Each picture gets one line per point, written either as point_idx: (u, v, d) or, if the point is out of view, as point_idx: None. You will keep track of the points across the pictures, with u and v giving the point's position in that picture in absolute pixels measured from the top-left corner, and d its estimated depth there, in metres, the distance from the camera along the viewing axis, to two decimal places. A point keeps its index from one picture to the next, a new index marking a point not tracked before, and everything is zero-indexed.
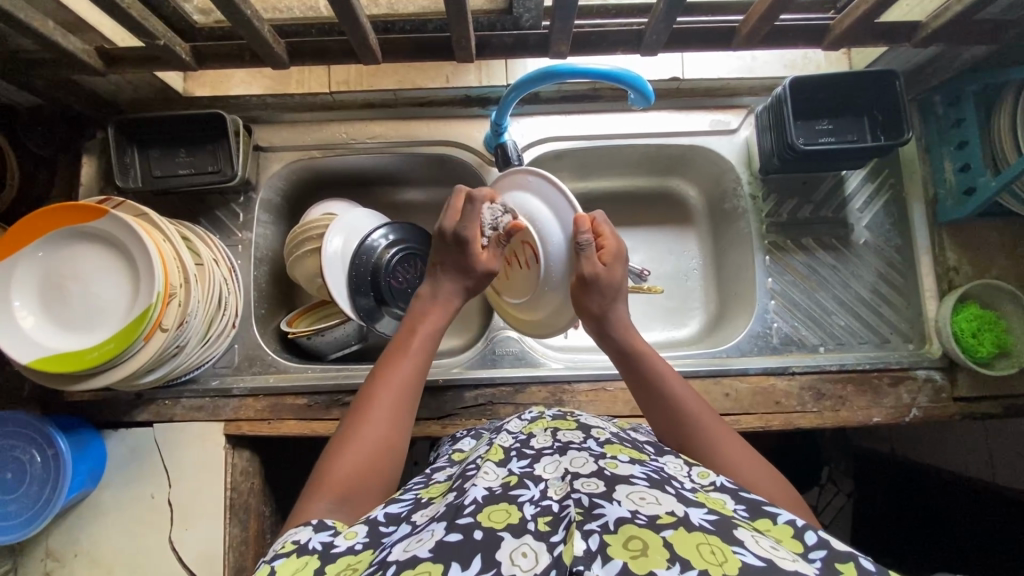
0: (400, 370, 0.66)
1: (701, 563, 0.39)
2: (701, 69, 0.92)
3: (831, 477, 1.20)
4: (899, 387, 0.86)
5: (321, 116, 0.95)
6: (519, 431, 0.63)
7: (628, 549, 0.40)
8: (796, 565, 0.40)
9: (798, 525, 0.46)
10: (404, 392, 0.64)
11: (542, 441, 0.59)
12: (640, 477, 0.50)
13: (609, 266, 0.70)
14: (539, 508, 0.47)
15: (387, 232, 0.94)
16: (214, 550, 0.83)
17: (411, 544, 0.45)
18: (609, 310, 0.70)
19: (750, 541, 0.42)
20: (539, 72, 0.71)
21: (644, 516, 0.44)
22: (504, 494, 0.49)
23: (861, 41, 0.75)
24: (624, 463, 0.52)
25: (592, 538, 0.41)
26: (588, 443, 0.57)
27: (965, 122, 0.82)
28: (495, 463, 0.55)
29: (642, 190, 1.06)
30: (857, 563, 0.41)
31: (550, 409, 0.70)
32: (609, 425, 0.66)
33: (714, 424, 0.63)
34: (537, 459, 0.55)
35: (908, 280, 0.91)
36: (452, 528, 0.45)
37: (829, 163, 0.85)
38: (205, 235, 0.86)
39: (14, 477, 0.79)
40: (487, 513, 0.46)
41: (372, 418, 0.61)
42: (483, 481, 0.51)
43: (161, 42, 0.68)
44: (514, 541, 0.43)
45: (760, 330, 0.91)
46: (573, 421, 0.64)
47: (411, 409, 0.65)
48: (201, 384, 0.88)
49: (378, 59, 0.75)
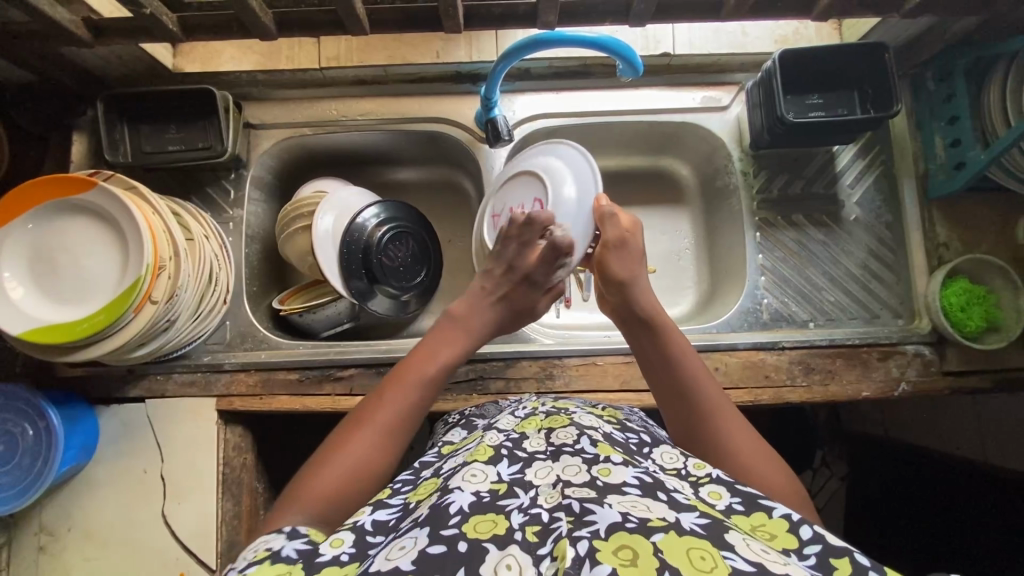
0: (409, 392, 0.65)
1: (690, 570, 0.39)
2: (692, 44, 0.91)
3: (824, 462, 1.21)
4: (888, 361, 0.87)
5: (312, 93, 0.94)
6: (510, 430, 0.62)
7: (619, 557, 0.40)
8: (786, 567, 0.40)
9: (793, 518, 0.46)
10: (404, 415, 0.63)
11: (535, 445, 0.58)
12: (632, 484, 0.49)
13: (631, 233, 0.76)
14: (527, 516, 0.46)
15: (377, 212, 0.93)
16: (207, 524, 0.83)
17: (394, 552, 0.44)
18: (636, 275, 0.74)
19: (742, 545, 0.42)
20: (530, 40, 0.71)
21: (635, 519, 0.43)
22: (493, 504, 0.48)
23: (849, 10, 0.74)
24: (616, 466, 0.51)
25: (581, 544, 0.41)
26: (582, 444, 0.56)
27: (956, 96, 0.82)
28: (484, 463, 0.54)
29: (635, 169, 1.06)
30: (851, 558, 0.42)
31: (543, 404, 0.70)
32: (604, 423, 0.64)
33: (725, 408, 0.63)
34: (527, 464, 0.54)
35: (899, 256, 0.91)
36: (435, 539, 0.44)
37: (819, 136, 0.85)
38: (196, 211, 0.85)
39: (6, 450, 0.79)
40: (473, 524, 0.45)
41: (367, 433, 0.61)
42: (469, 485, 0.50)
43: (148, 11, 0.68)
44: (499, 552, 0.42)
45: (750, 306, 0.91)
46: (566, 418, 0.63)
47: (403, 438, 0.63)
48: (192, 360, 0.88)
49: (366, 30, 0.74)
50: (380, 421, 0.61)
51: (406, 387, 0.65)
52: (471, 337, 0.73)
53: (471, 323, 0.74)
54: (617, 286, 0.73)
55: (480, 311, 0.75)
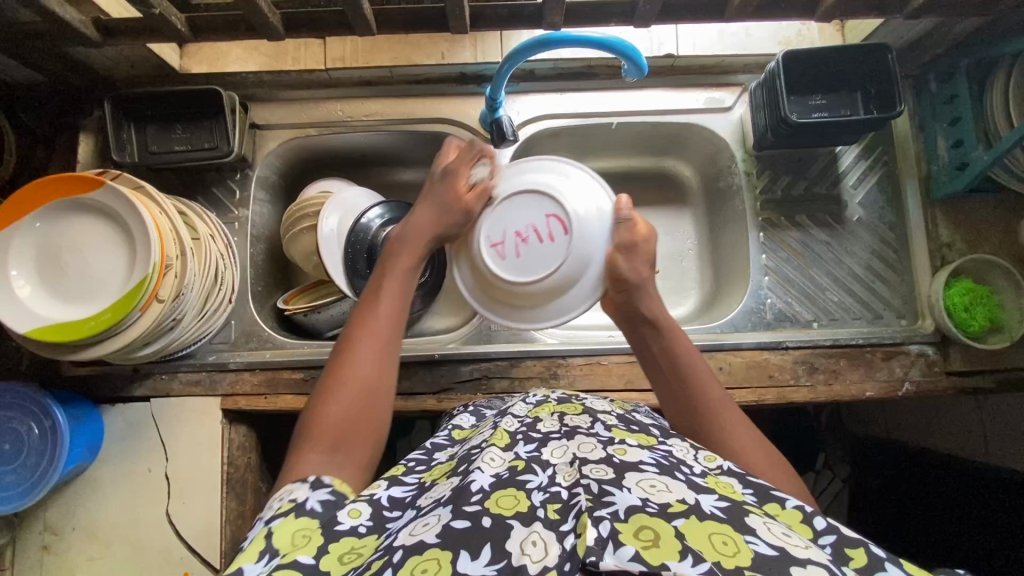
0: (377, 314, 0.66)
1: (713, 554, 0.39)
2: (696, 44, 0.91)
3: (827, 464, 1.23)
4: (892, 361, 0.87)
5: (318, 94, 0.95)
6: (524, 414, 0.63)
7: (640, 538, 0.39)
8: (808, 551, 0.40)
9: (806, 509, 0.47)
10: (382, 337, 0.65)
11: (549, 426, 0.59)
12: (648, 464, 0.50)
13: (644, 241, 0.70)
14: (548, 494, 0.47)
15: (382, 212, 0.94)
16: (212, 523, 0.84)
17: (416, 529, 0.45)
18: (644, 278, 0.70)
19: (762, 529, 0.42)
20: (536, 40, 0.71)
21: (655, 504, 0.43)
22: (512, 480, 0.48)
23: (853, 11, 0.75)
24: (632, 448, 0.53)
25: (603, 525, 0.41)
26: (595, 429, 0.57)
27: (958, 97, 0.83)
28: (501, 448, 0.54)
29: (638, 170, 1.07)
30: (867, 549, 0.42)
31: (553, 392, 0.70)
32: (613, 407, 0.67)
33: (726, 406, 0.64)
34: (543, 444, 0.55)
35: (902, 256, 0.91)
36: (458, 514, 0.44)
37: (824, 137, 0.85)
38: (201, 210, 0.86)
39: (12, 448, 0.79)
40: (495, 499, 0.46)
41: (355, 364, 0.62)
42: (489, 466, 0.50)
43: (157, 11, 0.68)
44: (524, 528, 0.42)
45: (753, 306, 0.91)
46: (578, 405, 0.64)
47: (392, 352, 0.65)
48: (197, 359, 0.88)
49: (373, 31, 0.75)
50: (359, 349, 0.64)
51: (375, 311, 0.66)
52: (426, 245, 0.72)
53: (423, 236, 0.72)
54: (622, 286, 0.69)
55: (426, 220, 0.71)
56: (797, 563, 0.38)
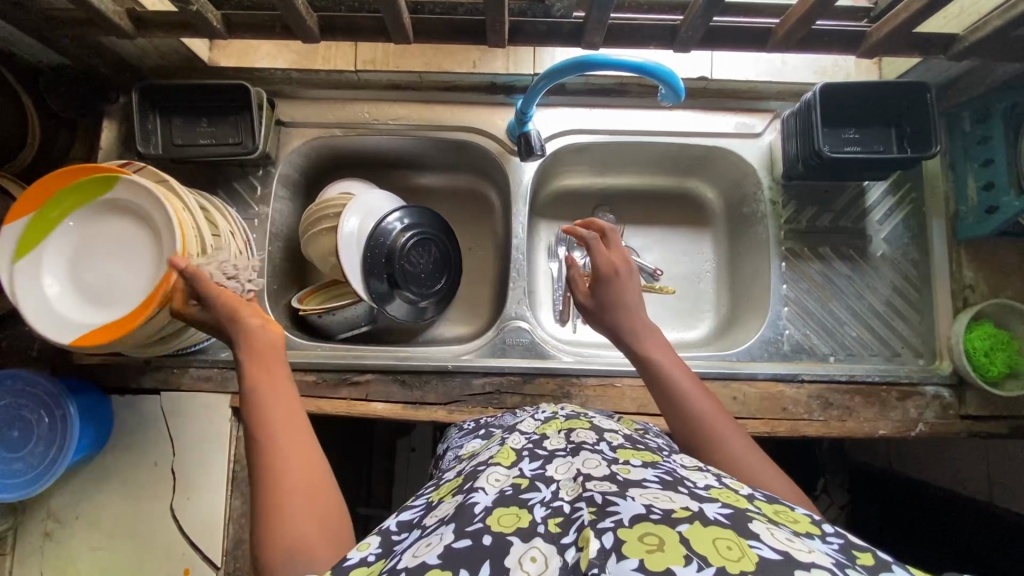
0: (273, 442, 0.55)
1: (718, 559, 0.37)
2: (729, 70, 0.91)
3: (825, 489, 1.21)
4: (907, 402, 0.86)
5: (345, 94, 0.94)
6: (531, 432, 0.63)
7: (643, 544, 0.39)
8: (812, 555, 0.39)
9: (815, 517, 0.46)
10: (299, 461, 0.54)
11: (555, 443, 0.58)
12: (653, 480, 0.48)
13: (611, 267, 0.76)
14: (550, 509, 0.46)
15: (402, 216, 0.92)
16: (215, 520, 0.83)
17: (420, 550, 0.44)
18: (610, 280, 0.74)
19: (766, 533, 0.41)
20: (571, 62, 0.71)
21: (659, 510, 0.42)
22: (515, 497, 0.48)
23: (895, 51, 0.74)
24: (636, 467, 0.51)
25: (607, 536, 0.40)
26: (601, 446, 0.56)
27: (992, 140, 0.82)
28: (506, 466, 0.54)
29: (660, 190, 1.06)
30: (874, 553, 0.41)
31: (562, 409, 0.70)
32: (622, 428, 0.65)
33: (718, 415, 0.63)
34: (549, 460, 0.54)
35: (923, 295, 0.90)
36: (460, 535, 0.44)
37: (853, 173, 0.84)
38: (223, 208, 0.85)
39: (20, 436, 0.78)
40: (496, 517, 0.45)
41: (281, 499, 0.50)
42: (491, 486, 0.50)
43: (194, 7, 0.67)
44: (523, 545, 0.43)
45: (771, 336, 0.90)
46: (586, 422, 0.63)
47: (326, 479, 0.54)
48: (210, 355, 0.88)
49: (410, 39, 0.74)
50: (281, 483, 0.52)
51: (270, 438, 0.55)
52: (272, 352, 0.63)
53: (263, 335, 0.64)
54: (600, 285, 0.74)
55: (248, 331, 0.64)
56: (801, 567, 0.37)
